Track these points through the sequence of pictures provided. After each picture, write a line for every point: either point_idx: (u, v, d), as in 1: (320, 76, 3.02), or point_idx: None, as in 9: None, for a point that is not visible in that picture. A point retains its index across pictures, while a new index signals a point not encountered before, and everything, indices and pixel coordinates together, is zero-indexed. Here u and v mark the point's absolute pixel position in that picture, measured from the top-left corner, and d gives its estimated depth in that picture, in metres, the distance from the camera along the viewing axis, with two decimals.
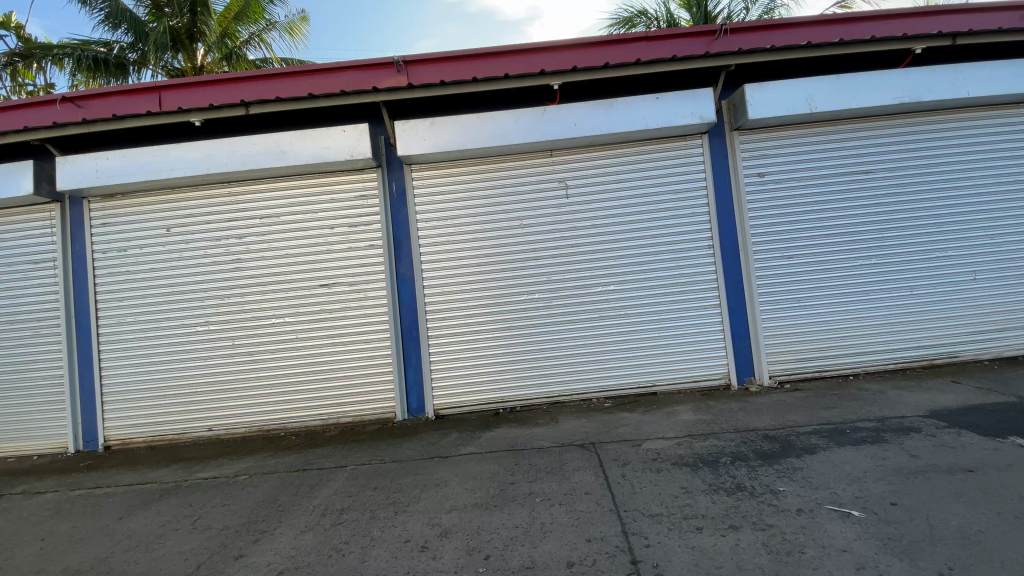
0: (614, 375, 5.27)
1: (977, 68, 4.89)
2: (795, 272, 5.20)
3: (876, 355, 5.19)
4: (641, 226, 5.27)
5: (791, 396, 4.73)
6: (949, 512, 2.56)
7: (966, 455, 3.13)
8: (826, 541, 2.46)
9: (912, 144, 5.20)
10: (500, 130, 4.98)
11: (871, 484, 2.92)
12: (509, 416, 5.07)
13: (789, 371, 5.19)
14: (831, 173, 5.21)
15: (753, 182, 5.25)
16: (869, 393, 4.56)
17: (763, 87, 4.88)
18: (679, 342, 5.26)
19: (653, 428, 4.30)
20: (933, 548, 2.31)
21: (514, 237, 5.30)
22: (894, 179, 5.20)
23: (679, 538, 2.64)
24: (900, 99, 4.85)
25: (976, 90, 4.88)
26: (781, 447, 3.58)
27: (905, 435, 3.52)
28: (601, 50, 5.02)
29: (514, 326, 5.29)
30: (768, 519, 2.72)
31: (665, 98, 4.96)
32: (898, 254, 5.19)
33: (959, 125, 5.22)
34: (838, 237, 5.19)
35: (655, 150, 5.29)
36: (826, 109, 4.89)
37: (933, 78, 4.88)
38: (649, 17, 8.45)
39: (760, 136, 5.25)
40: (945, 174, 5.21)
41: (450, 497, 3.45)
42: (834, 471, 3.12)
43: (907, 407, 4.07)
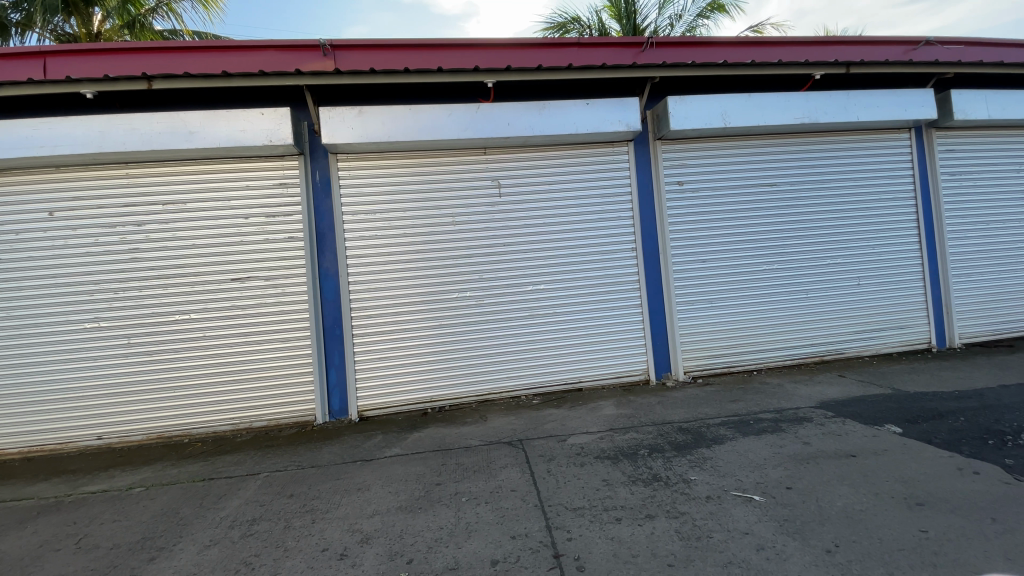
0: (542, 373, 5.34)
1: (864, 96, 5.47)
2: (708, 275, 5.56)
3: (778, 352, 5.67)
4: (570, 227, 5.39)
5: (702, 390, 5.04)
6: (836, 493, 2.82)
7: (849, 442, 3.47)
8: (730, 525, 2.63)
9: (810, 162, 5.73)
10: (431, 124, 4.88)
11: (769, 470, 3.17)
12: (437, 416, 4.97)
13: (702, 366, 5.54)
14: (742, 185, 5.62)
15: (673, 189, 5.54)
16: (769, 386, 4.98)
17: (683, 100, 5.16)
18: (605, 340, 5.44)
19: (577, 423, 4.40)
20: (822, 527, 2.52)
21: (444, 234, 5.22)
22: (795, 192, 5.70)
23: (599, 530, 2.71)
24: (800, 120, 5.34)
25: (863, 115, 5.46)
26: (693, 438, 3.80)
27: (799, 425, 3.85)
28: (534, 52, 5.08)
29: (442, 324, 5.21)
30: (680, 507, 2.86)
31: (595, 103, 5.10)
32: (797, 261, 5.70)
33: (849, 146, 5.82)
34: (747, 244, 5.61)
35: (584, 153, 5.43)
36: (739, 124, 5.26)
37: (829, 102, 5.40)
38: (582, 25, 8.70)
39: (681, 146, 5.55)
40: (838, 190, 5.79)
41: (373, 502, 3.31)
42: (739, 460, 3.35)
43: (801, 399, 4.47)
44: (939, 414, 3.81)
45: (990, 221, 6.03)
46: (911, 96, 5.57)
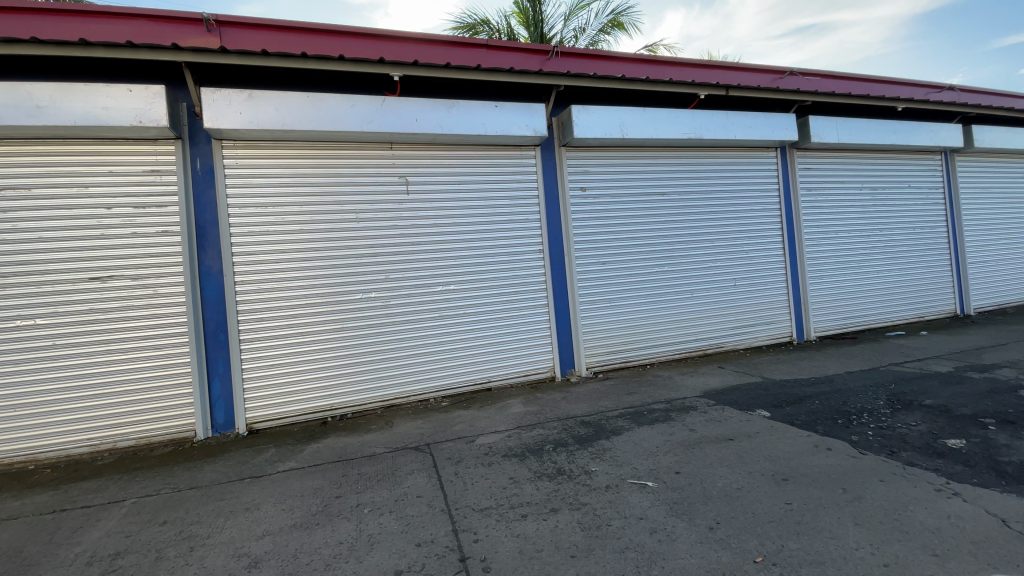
0: (450, 374, 5.28)
1: (740, 117, 6.12)
2: (608, 276, 5.87)
3: (669, 348, 6.15)
4: (478, 228, 5.39)
5: (602, 385, 5.30)
6: (717, 474, 3.08)
7: (727, 427, 3.83)
8: (627, 512, 2.77)
9: (697, 174, 6.29)
10: (331, 114, 4.61)
11: (661, 457, 3.39)
12: (338, 424, 4.69)
13: (602, 362, 5.83)
14: (639, 193, 6.02)
15: (577, 195, 5.77)
16: (661, 378, 5.37)
17: (585, 110, 5.40)
18: (513, 339, 5.50)
19: (486, 422, 4.40)
20: (705, 506, 2.74)
21: (345, 232, 4.96)
22: (684, 202, 6.22)
23: (506, 528, 2.72)
24: (687, 135, 5.84)
25: (739, 134, 6.10)
26: (594, 431, 3.97)
27: (687, 413, 4.19)
28: (442, 50, 5.03)
29: (344, 326, 4.94)
30: (582, 498, 2.96)
31: (503, 106, 5.16)
32: (686, 264, 6.22)
33: (728, 161, 6.47)
34: (642, 248, 6.01)
35: (492, 155, 5.46)
36: (635, 135, 5.62)
37: (711, 121, 5.97)
38: (492, 28, 8.78)
39: (584, 154, 5.80)
40: (719, 201, 6.41)
41: (264, 522, 3.03)
42: (635, 449, 3.55)
43: (688, 390, 4.87)
44: (799, 398, 4.35)
45: (837, 231, 7.03)
46: (777, 120, 6.32)
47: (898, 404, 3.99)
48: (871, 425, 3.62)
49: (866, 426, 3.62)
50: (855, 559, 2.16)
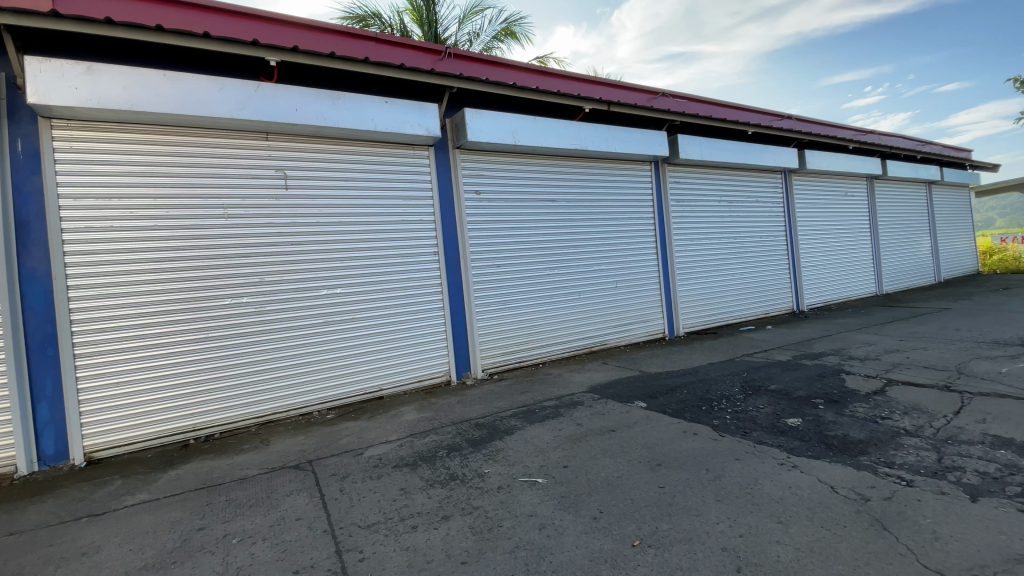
0: (337, 383, 4.97)
1: (620, 131, 6.60)
2: (502, 278, 5.96)
3: (560, 347, 6.41)
4: (368, 229, 5.16)
5: (497, 385, 5.35)
6: (601, 465, 3.25)
7: (610, 419, 4.07)
8: (517, 510, 2.80)
9: (583, 182, 6.66)
10: (195, 98, 4.11)
11: (550, 453, 3.50)
12: (203, 446, 4.17)
13: (497, 364, 5.89)
14: (530, 198, 6.21)
15: (471, 198, 5.79)
16: (553, 376, 5.56)
17: (478, 114, 5.44)
18: (405, 344, 5.34)
19: (376, 433, 4.20)
20: (590, 497, 2.87)
21: (214, 230, 4.45)
22: (572, 208, 6.54)
23: (395, 543, 2.60)
24: (574, 146, 6.15)
25: (620, 148, 6.58)
26: (488, 432, 3.97)
27: (574, 409, 4.37)
28: (327, 39, 4.75)
29: (211, 335, 4.42)
30: (474, 502, 2.94)
31: (393, 103, 5.00)
32: (575, 267, 6.54)
33: (611, 172, 6.94)
34: (534, 252, 6.21)
35: (382, 154, 5.26)
36: (526, 143, 5.79)
37: (595, 133, 6.36)
38: (383, 23, 8.52)
39: (477, 158, 5.84)
40: (604, 208, 6.85)
41: (103, 569, 2.56)
42: (526, 447, 3.62)
43: (577, 386, 5.11)
44: (671, 389, 4.77)
45: (703, 239, 7.88)
46: (652, 136, 6.93)
47: (750, 390, 4.54)
48: (729, 410, 4.07)
49: (724, 411, 4.07)
50: (716, 533, 2.39)
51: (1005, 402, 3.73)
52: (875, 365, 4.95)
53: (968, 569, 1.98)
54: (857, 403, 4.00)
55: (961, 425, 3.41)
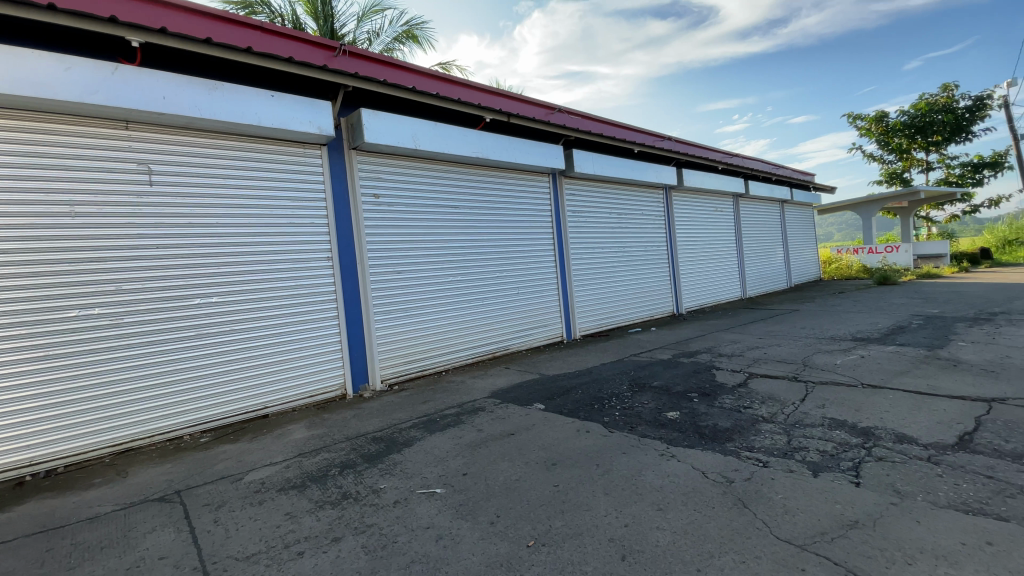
0: (214, 403, 4.50)
1: (520, 142, 6.81)
2: (402, 285, 5.81)
3: (461, 354, 6.40)
4: (252, 232, 4.75)
5: (396, 396, 5.19)
6: (500, 470, 3.28)
7: (509, 423, 4.14)
8: (414, 523, 2.72)
9: (484, 190, 6.75)
10: (32, 76, 3.50)
11: (450, 462, 3.46)
12: (39, 485, 3.52)
13: (397, 374, 5.72)
14: (431, 204, 6.15)
15: (369, 202, 5.58)
16: (454, 383, 5.53)
17: (376, 115, 5.28)
18: (295, 356, 4.98)
19: (260, 454, 3.86)
20: (488, 502, 2.88)
21: (55, 228, 3.80)
22: (473, 215, 6.60)
23: (277, 573, 2.39)
24: (475, 154, 6.23)
25: (520, 158, 6.79)
26: (385, 446, 3.83)
27: (476, 415, 4.38)
28: (202, 22, 4.32)
29: (51, 353, 3.76)
30: (368, 519, 2.80)
31: (281, 98, 4.69)
32: (476, 273, 6.59)
33: (511, 181, 7.12)
34: (436, 258, 6.15)
35: (269, 151, 4.90)
36: (426, 148, 5.74)
37: (495, 142, 6.50)
38: (272, 11, 7.96)
39: (375, 161, 5.66)
40: (505, 217, 7.00)
41: None
42: (425, 458, 3.55)
43: (478, 392, 5.13)
44: (567, 390, 4.98)
45: (597, 247, 8.37)
46: (549, 148, 7.24)
47: (637, 387, 4.89)
48: (618, 407, 4.34)
49: (615, 408, 4.33)
50: (605, 525, 2.52)
51: (837, 388, 4.42)
52: (740, 361, 5.60)
53: (810, 536, 2.28)
54: (725, 394, 4.48)
55: (805, 410, 3.96)
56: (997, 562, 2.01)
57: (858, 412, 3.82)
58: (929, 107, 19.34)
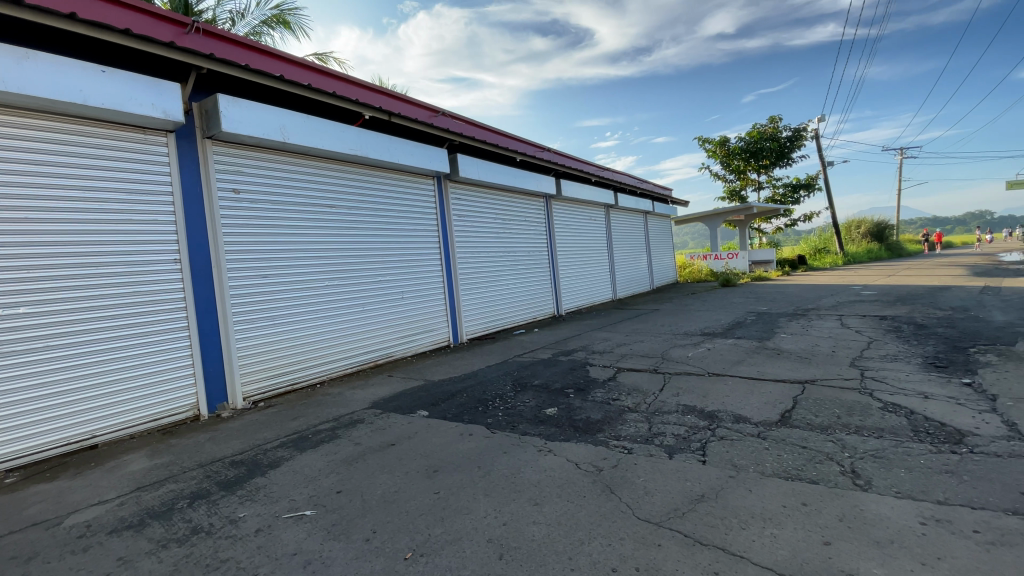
0: (20, 438, 3.68)
1: (401, 143, 6.66)
2: (269, 292, 5.32)
3: (338, 364, 6.04)
4: (74, 229, 4.01)
5: (262, 414, 4.72)
6: (377, 483, 3.14)
7: (389, 433, 3.99)
8: (279, 551, 2.48)
9: (363, 190, 6.46)
10: None
11: (322, 480, 3.23)
12: None
13: (262, 390, 5.21)
14: (302, 203, 5.72)
15: (227, 198, 5.01)
16: (330, 396, 5.19)
17: (236, 103, 4.78)
18: (134, 375, 4.30)
19: (83, 493, 3.24)
20: (364, 519, 2.73)
21: None
22: (350, 216, 6.27)
23: None
24: (352, 151, 5.95)
25: (401, 158, 6.64)
26: (247, 470, 3.46)
27: (353, 428, 4.15)
28: None
29: None
30: (223, 554, 2.50)
31: (115, 74, 4.03)
32: (355, 278, 6.28)
33: (393, 183, 6.91)
34: (309, 261, 5.74)
35: (97, 134, 4.17)
36: (296, 142, 5.35)
37: (375, 141, 6.27)
38: None
39: (235, 153, 5.12)
40: (386, 219, 6.77)
41: None
42: (293, 478, 3.27)
43: (356, 403, 4.87)
44: (451, 395, 4.95)
45: (482, 251, 8.48)
46: (432, 151, 7.18)
47: (519, 387, 5.04)
48: (501, 408, 4.42)
49: (497, 409, 4.40)
50: (484, 526, 2.53)
51: (691, 377, 4.99)
52: (611, 357, 6.05)
53: (665, 513, 2.53)
54: (598, 389, 4.81)
55: (664, 399, 4.41)
56: (807, 518, 2.41)
57: (706, 398, 4.35)
58: (761, 135, 22.86)
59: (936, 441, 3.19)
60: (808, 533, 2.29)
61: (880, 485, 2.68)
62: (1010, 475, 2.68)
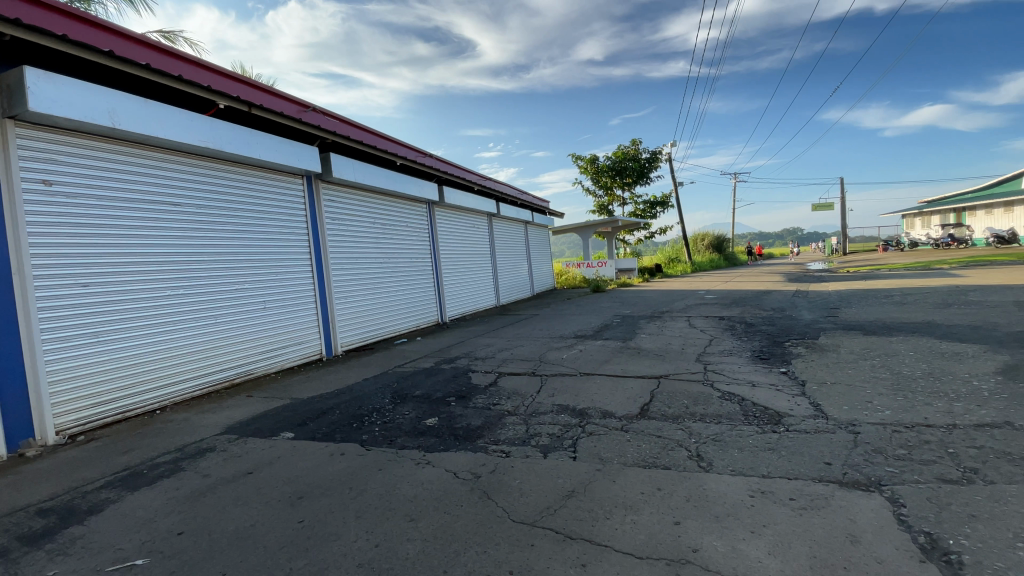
0: None
1: (263, 137, 6.11)
2: (95, 303, 4.50)
3: (184, 386, 5.30)
4: None
5: (80, 450, 3.93)
6: (230, 517, 2.79)
7: (247, 459, 3.58)
8: None
9: (216, 189, 5.78)
10: None
11: (159, 522, 2.78)
12: None
13: (82, 421, 4.36)
14: (137, 199, 4.92)
15: (35, 189, 4.14)
16: (173, 423, 4.51)
17: (48, 78, 3.98)
18: None
19: None
20: (213, 561, 2.40)
21: None
22: (200, 217, 5.55)
23: None
24: (203, 144, 5.31)
25: (264, 154, 6.08)
26: (56, 520, 2.84)
27: (201, 458, 3.65)
28: None
29: None
30: None
31: None
32: (208, 286, 5.58)
33: (254, 182, 6.29)
34: (148, 266, 4.97)
35: None
36: (130, 129, 4.61)
37: (231, 133, 5.67)
38: None
39: (46, 136, 4.26)
40: (245, 221, 6.12)
41: None
42: (121, 524, 2.77)
43: (207, 429, 4.30)
44: (322, 412, 4.61)
45: (359, 257, 8.08)
46: (300, 149, 6.69)
47: (397, 399, 4.87)
48: (377, 422, 4.23)
49: (373, 424, 4.20)
50: (354, 551, 2.39)
51: (565, 378, 5.27)
52: (491, 363, 6.15)
53: (539, 513, 2.61)
54: (478, 395, 4.85)
55: (541, 400, 4.59)
56: (661, 502, 2.67)
57: (578, 397, 4.62)
58: (625, 156, 25.24)
59: (761, 422, 3.76)
60: (661, 515, 2.54)
61: (719, 465, 3.08)
62: (813, 447, 3.25)
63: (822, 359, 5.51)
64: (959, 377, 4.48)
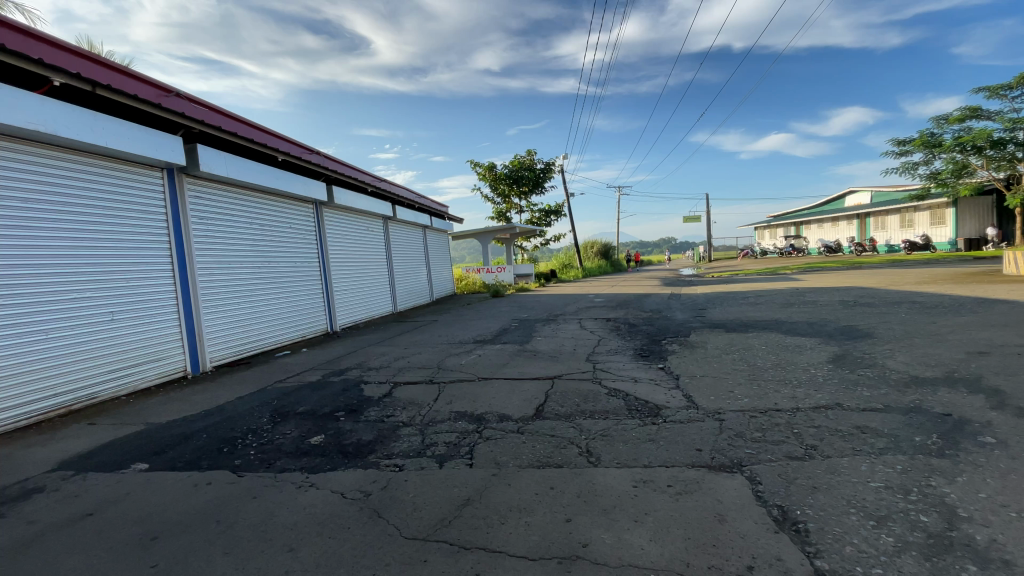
0: None
1: (112, 122, 5.27)
2: None
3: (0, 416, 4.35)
4: None
5: None
6: (62, 570, 2.32)
7: (86, 499, 3.01)
8: None
9: (47, 180, 4.88)
10: None
11: None
12: None
13: None
14: None
15: None
16: None
17: None
18: None
19: None
20: None
21: None
22: (25, 213, 4.66)
23: None
24: (31, 126, 4.45)
25: (112, 142, 5.26)
26: None
27: (23, 502, 3.00)
28: None
29: None
30: None
31: None
32: (34, 295, 4.67)
33: (99, 173, 5.41)
34: None
35: None
36: None
37: (69, 115, 4.81)
38: None
39: None
40: (89, 218, 5.24)
41: None
42: None
43: (31, 467, 3.54)
44: (185, 437, 4.04)
45: (233, 261, 7.29)
46: (159, 138, 5.86)
47: (278, 417, 4.44)
48: (253, 445, 3.81)
49: (249, 446, 3.78)
50: None
51: (462, 384, 5.22)
52: (385, 372, 5.89)
53: (432, 526, 2.53)
54: (370, 407, 4.60)
55: (437, 408, 4.49)
56: (554, 500, 2.73)
57: (475, 402, 4.59)
58: (521, 164, 25.98)
59: (643, 416, 4.04)
60: (554, 514, 2.60)
61: (606, 459, 3.25)
62: (687, 435, 3.57)
63: (694, 355, 6.10)
64: (800, 366, 5.23)
